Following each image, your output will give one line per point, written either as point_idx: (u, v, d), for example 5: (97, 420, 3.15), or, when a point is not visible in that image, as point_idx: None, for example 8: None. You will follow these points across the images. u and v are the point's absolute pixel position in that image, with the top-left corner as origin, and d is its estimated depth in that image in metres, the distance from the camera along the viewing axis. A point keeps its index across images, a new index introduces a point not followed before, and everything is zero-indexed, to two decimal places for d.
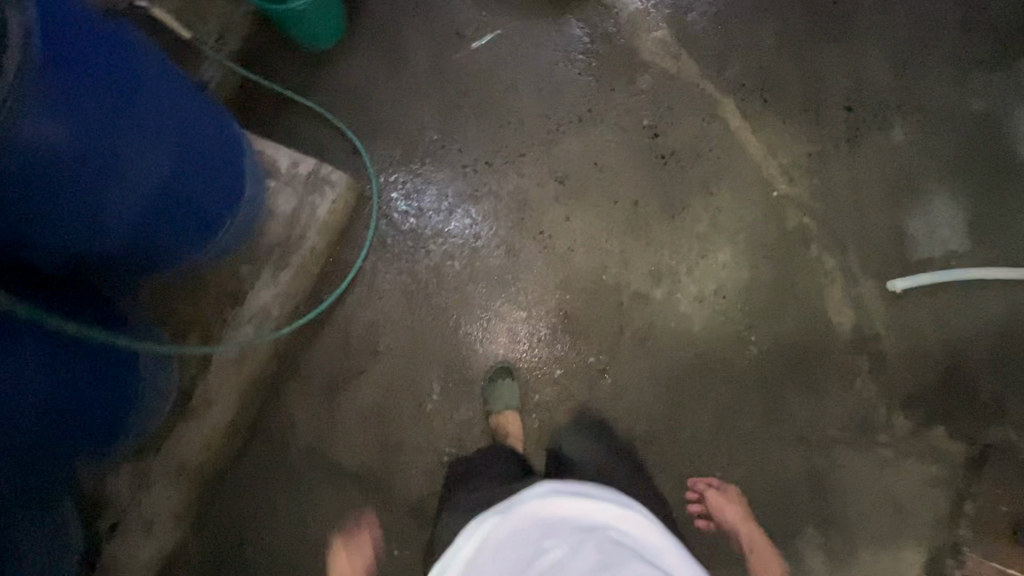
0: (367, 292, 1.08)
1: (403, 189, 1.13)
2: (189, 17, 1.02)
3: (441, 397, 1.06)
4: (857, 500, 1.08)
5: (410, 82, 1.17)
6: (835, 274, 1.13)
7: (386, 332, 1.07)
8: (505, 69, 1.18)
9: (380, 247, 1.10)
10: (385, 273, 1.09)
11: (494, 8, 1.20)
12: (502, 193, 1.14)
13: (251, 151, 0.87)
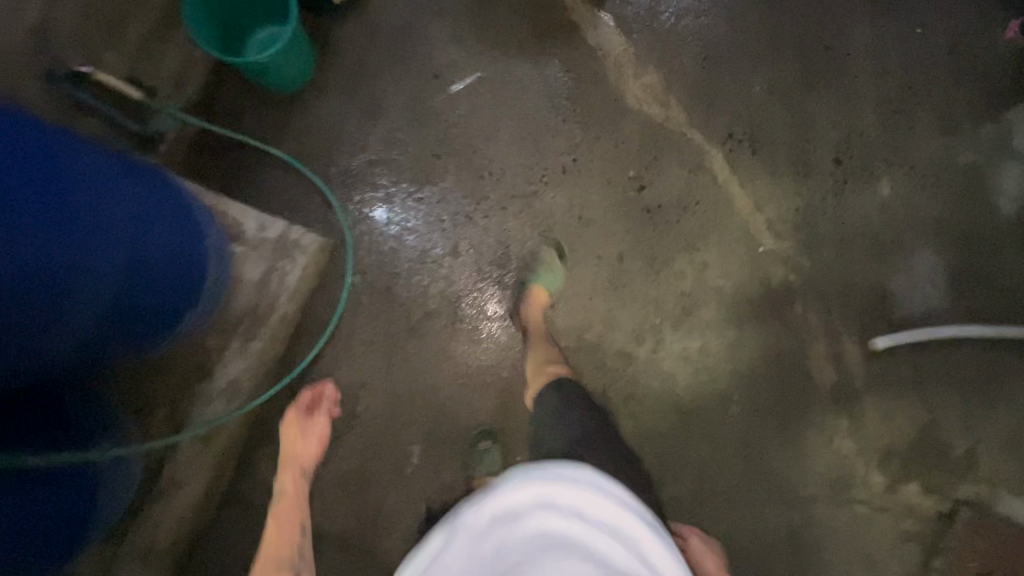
0: (347, 350, 1.09)
1: (381, 244, 1.12)
2: (140, 67, 0.94)
3: (424, 455, 1.09)
4: (831, 556, 1.10)
5: (387, 129, 1.13)
6: (817, 332, 1.13)
7: (369, 391, 1.09)
8: (487, 115, 1.14)
9: (359, 304, 1.10)
10: (365, 331, 1.10)
11: (475, 46, 1.14)
12: (483, 247, 1.13)
13: (209, 230, 0.89)
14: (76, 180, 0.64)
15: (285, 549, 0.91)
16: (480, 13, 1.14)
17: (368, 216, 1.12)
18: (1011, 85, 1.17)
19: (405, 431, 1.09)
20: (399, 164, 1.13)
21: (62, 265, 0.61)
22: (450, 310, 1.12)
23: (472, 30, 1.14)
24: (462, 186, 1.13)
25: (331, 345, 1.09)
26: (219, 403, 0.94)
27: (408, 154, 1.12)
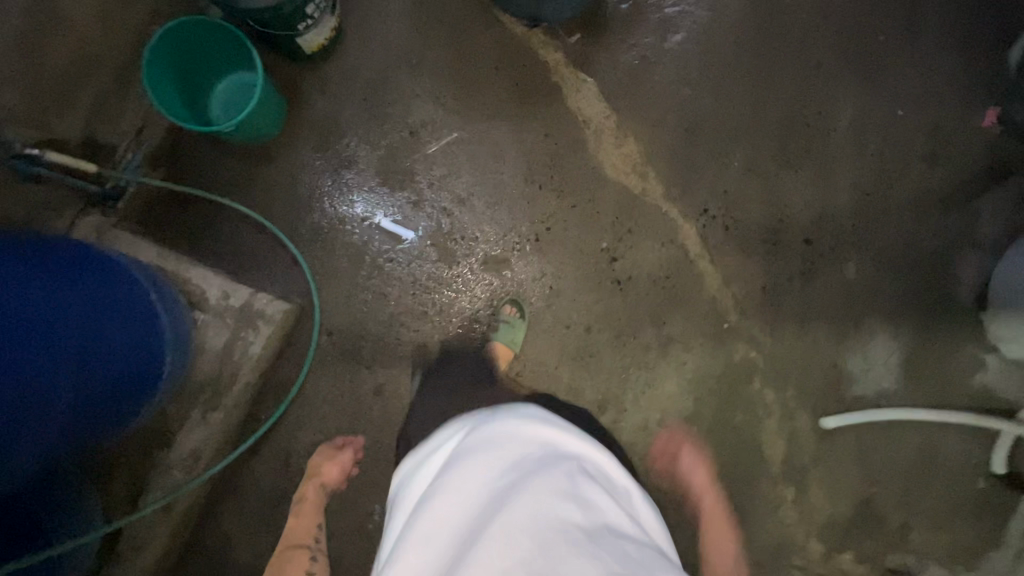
0: (310, 411, 1.09)
1: (349, 304, 1.10)
2: (99, 126, 0.91)
3: (382, 517, 1.09)
4: None
5: (359, 186, 1.11)
6: (772, 408, 1.17)
7: None
8: (463, 178, 1.13)
9: (325, 365, 1.10)
10: (329, 392, 1.10)
11: (454, 107, 1.12)
12: (451, 311, 1.13)
13: (166, 315, 0.88)
14: (23, 309, 0.65)
15: (304, 537, 1.00)
16: (459, 70, 1.11)
17: (337, 276, 1.10)
18: (984, 171, 1.18)
19: (363, 496, 1.08)
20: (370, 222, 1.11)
21: (13, 400, 0.62)
22: (416, 373, 1.11)
23: (450, 89, 1.12)
24: (435, 248, 1.13)
25: (295, 406, 1.09)
26: (179, 472, 0.95)
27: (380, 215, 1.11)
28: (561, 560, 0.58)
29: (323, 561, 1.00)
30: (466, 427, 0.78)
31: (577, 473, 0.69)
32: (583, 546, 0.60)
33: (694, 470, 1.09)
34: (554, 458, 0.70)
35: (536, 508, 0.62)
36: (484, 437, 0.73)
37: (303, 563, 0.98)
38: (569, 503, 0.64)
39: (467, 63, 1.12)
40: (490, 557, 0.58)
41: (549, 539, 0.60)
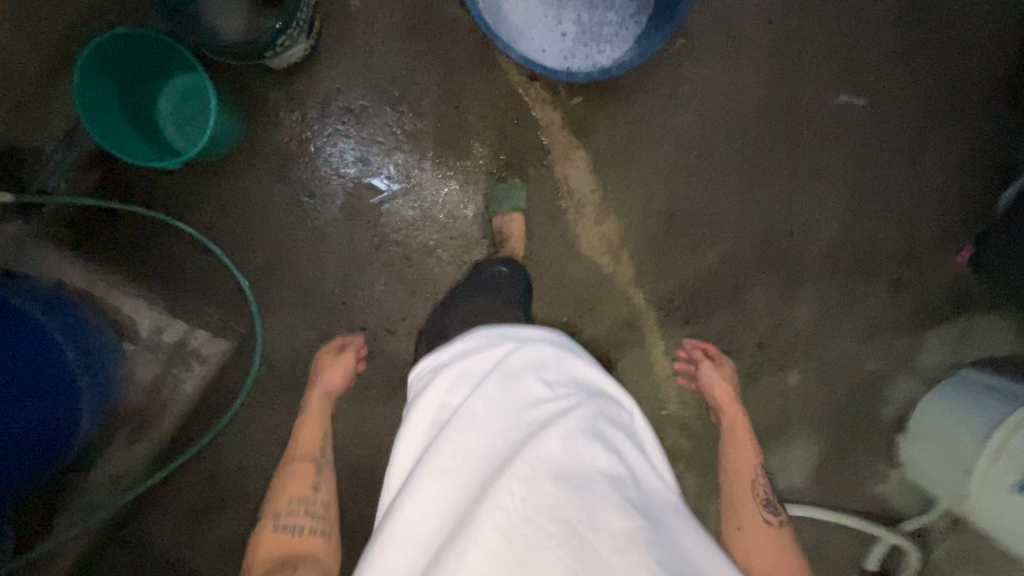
0: (231, 446, 1.02)
1: (290, 343, 1.02)
2: (25, 125, 0.83)
3: None
4: None
5: (319, 219, 1.02)
6: (698, 502, 1.18)
7: (244, 496, 1.02)
8: (432, 226, 1.04)
9: (254, 403, 1.02)
10: (254, 432, 1.02)
11: (435, 151, 1.03)
12: (396, 365, 1.04)
13: (101, 358, 0.86)
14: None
15: (310, 447, 0.84)
16: (447, 110, 1.02)
17: (279, 313, 1.02)
18: (941, 305, 1.20)
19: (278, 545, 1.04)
20: (324, 261, 1.02)
21: None
22: (349, 427, 1.04)
23: (434, 129, 1.02)
24: (390, 299, 1.04)
25: (218, 442, 1.03)
26: (92, 498, 0.92)
27: (335, 255, 1.02)
28: (589, 506, 0.55)
29: (333, 475, 0.83)
30: (488, 345, 0.70)
31: (607, 415, 0.65)
32: (611, 494, 0.57)
33: (714, 380, 1.03)
34: (585, 398, 0.66)
35: (566, 453, 0.58)
36: (510, 364, 0.67)
37: (307, 471, 0.81)
38: (600, 449, 0.61)
39: (457, 103, 1.02)
40: (517, 495, 0.54)
41: (578, 485, 0.56)
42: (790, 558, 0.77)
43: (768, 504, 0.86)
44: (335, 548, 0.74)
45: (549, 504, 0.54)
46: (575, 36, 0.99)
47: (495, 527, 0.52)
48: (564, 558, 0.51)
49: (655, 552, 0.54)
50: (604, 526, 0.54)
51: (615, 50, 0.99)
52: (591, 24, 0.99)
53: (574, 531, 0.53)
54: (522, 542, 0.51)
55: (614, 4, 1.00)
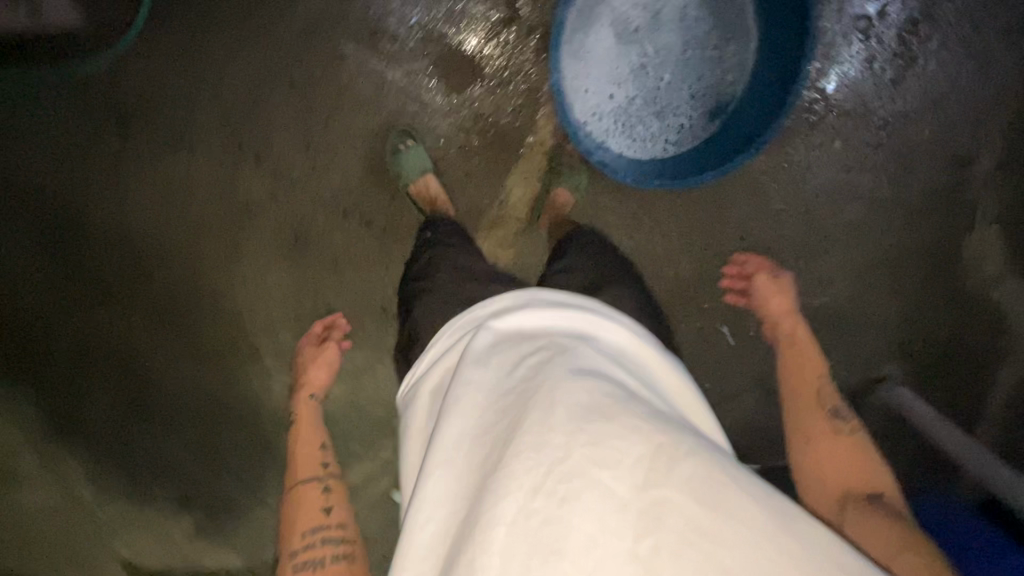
0: (42, 105, 1.01)
1: (162, 81, 0.99)
2: None
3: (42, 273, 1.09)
4: (196, 556, 1.28)
5: (279, 16, 0.97)
6: (369, 485, 1.22)
7: (23, 158, 1.03)
8: (366, 112, 1.00)
9: (89, 92, 1.01)
10: (73, 115, 1.02)
11: (427, 62, 0.99)
12: (235, 185, 1.03)
13: None
14: None
15: (310, 470, 0.94)
16: (469, 45, 0.98)
17: (167, 53, 0.99)
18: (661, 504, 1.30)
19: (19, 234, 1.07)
20: (258, 53, 0.98)
21: None
22: (157, 188, 1.04)
23: (446, 46, 0.98)
24: (285, 136, 1.01)
25: (32, 94, 1.01)
26: None
27: (272, 58, 0.98)
28: (599, 448, 0.47)
29: (337, 492, 0.92)
30: (457, 344, 0.65)
31: (596, 352, 0.58)
32: (628, 424, 0.49)
33: (771, 294, 1.07)
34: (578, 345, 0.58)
35: (572, 402, 0.50)
36: (485, 347, 0.60)
37: (314, 494, 0.90)
38: (602, 391, 0.52)
39: (483, 47, 0.98)
40: (518, 469, 0.47)
41: (583, 427, 0.48)
42: (858, 463, 0.83)
43: (836, 412, 0.91)
44: (358, 562, 0.84)
45: (557, 461, 0.46)
46: (610, 110, 0.95)
47: (503, 514, 0.45)
48: (589, 520, 0.44)
49: (688, 474, 0.45)
50: (620, 461, 0.46)
51: (630, 150, 0.96)
52: (641, 109, 0.95)
53: (590, 482, 0.45)
54: (537, 521, 0.44)
55: (672, 112, 0.96)
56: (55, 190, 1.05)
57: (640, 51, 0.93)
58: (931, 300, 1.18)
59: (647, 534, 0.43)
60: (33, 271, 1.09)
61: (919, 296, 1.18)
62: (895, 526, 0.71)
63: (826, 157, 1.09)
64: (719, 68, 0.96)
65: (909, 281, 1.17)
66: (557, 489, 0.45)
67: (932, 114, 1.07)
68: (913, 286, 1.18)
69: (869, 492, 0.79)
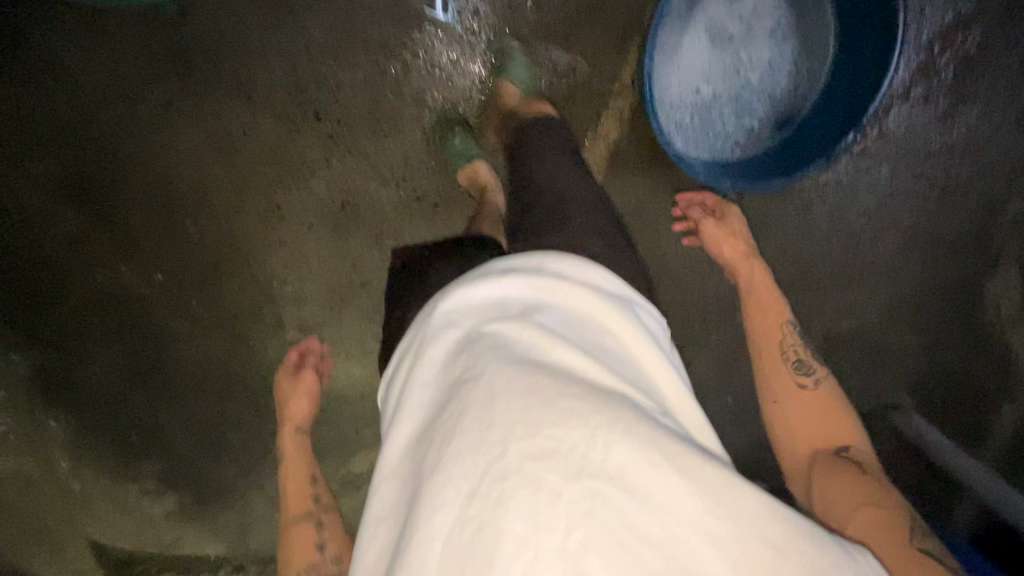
0: (94, 33, 0.95)
1: (229, 25, 0.95)
2: None
3: (60, 215, 1.01)
4: (180, 534, 1.20)
5: None
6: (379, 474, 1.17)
7: (61, 86, 0.97)
8: (436, 85, 1.00)
9: (147, 26, 0.95)
10: (127, 48, 0.96)
11: (505, 44, 0.99)
12: (290, 143, 1.00)
13: None
14: None
15: (300, 509, 0.89)
16: (549, 30, 0.98)
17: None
18: None
19: (41, 167, 0.99)
20: (332, 8, 0.95)
21: None
22: (205, 136, 0.99)
23: (526, 30, 0.98)
24: (349, 99, 0.98)
25: (85, 21, 0.95)
26: None
27: (349, 18, 0.95)
28: (533, 438, 0.41)
29: (332, 523, 0.88)
30: (417, 333, 0.60)
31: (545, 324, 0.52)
32: (563, 403, 0.42)
33: (719, 238, 0.95)
34: (519, 318, 0.52)
35: (505, 387, 0.44)
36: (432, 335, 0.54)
37: (307, 533, 0.85)
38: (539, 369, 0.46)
39: (562, 34, 0.98)
40: (454, 474, 0.41)
41: (518, 416, 0.42)
42: (829, 415, 0.76)
43: (801, 364, 0.82)
44: None
45: (490, 459, 0.40)
46: (689, 104, 0.97)
47: (438, 530, 0.40)
48: (522, 520, 0.38)
49: (624, 460, 0.40)
50: (556, 450, 0.40)
51: (703, 148, 0.98)
52: (714, 109, 0.98)
53: (525, 478, 0.39)
54: (471, 529, 0.38)
55: (741, 116, 0.99)
56: (94, 125, 0.99)
57: (726, 53, 0.95)
58: (954, 334, 1.21)
59: (579, 528, 0.37)
60: (48, 210, 1.01)
61: (943, 329, 1.20)
62: (861, 478, 0.66)
63: (871, 182, 1.13)
64: (795, 80, 0.99)
65: (938, 313, 1.20)
66: (492, 492, 0.39)
67: (973, 151, 1.11)
68: (939, 319, 1.20)
69: (835, 447, 0.73)
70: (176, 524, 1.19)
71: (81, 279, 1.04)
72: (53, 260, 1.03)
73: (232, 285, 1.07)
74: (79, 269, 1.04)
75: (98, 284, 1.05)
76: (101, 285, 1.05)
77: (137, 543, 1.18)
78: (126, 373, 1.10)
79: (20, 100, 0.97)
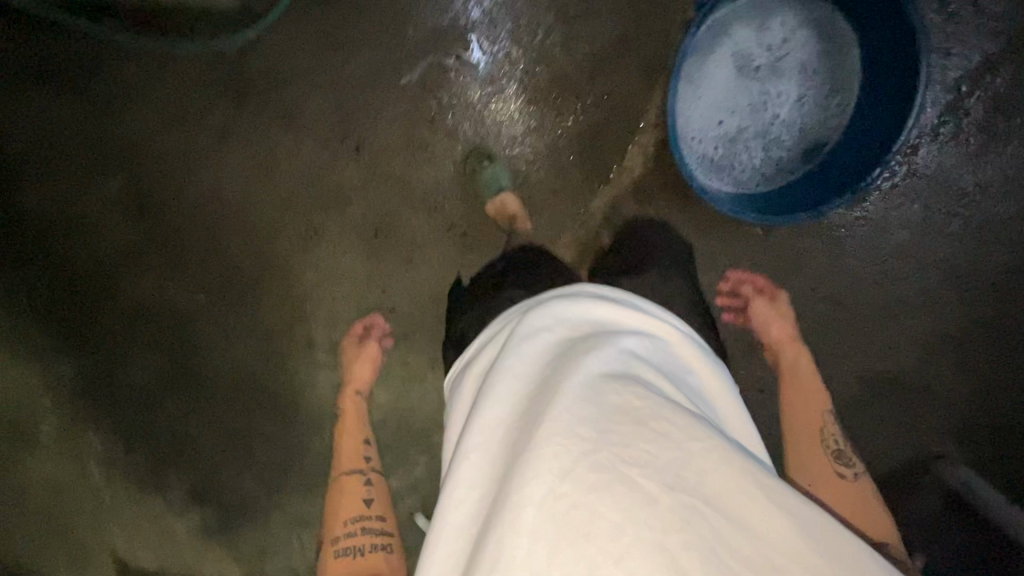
0: (161, 71, 1.06)
1: (279, 65, 1.04)
2: None
3: (119, 233, 1.10)
4: (200, 554, 1.20)
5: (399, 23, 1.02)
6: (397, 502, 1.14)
7: (131, 118, 1.07)
8: (469, 123, 1.06)
9: (208, 67, 1.05)
10: (189, 86, 1.06)
11: (533, 85, 1.04)
12: (330, 173, 1.06)
13: None
14: None
15: (353, 463, 0.99)
16: (577, 73, 1.04)
17: (288, 44, 1.04)
18: None
19: (104, 189, 1.09)
20: (373, 52, 1.03)
21: None
22: (252, 164, 1.07)
23: (553, 71, 1.04)
24: (386, 132, 1.05)
25: (154, 63, 1.06)
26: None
27: (388, 60, 1.03)
28: (630, 449, 0.51)
29: (378, 484, 0.98)
30: (508, 329, 0.71)
31: (634, 353, 0.63)
32: (655, 425, 0.53)
33: (770, 318, 1.05)
34: (611, 342, 0.62)
35: (609, 401, 0.54)
36: (529, 336, 0.65)
37: (356, 486, 0.96)
38: (636, 390, 0.56)
39: (588, 75, 1.04)
40: (550, 456, 0.51)
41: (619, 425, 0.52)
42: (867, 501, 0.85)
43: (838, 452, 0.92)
44: (396, 554, 0.90)
45: (591, 454, 0.50)
46: (715, 138, 0.99)
47: (534, 499, 0.49)
48: (617, 508, 0.48)
49: (713, 483, 0.50)
50: (649, 460, 0.50)
51: (728, 180, 1.00)
52: (738, 144, 1.00)
53: (622, 478, 0.49)
54: (569, 504, 0.48)
55: (769, 148, 1.00)
56: (156, 153, 1.08)
57: (751, 86, 0.98)
58: (1000, 376, 1.15)
59: (674, 530, 0.46)
60: (108, 229, 1.09)
61: (987, 372, 1.15)
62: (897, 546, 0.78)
63: (904, 219, 1.11)
64: (823, 116, 1.00)
65: (980, 354, 1.15)
66: (589, 477, 0.49)
67: (1008, 187, 1.09)
68: (983, 361, 1.15)
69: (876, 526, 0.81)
70: (196, 543, 1.20)
71: (131, 293, 1.12)
72: (110, 274, 1.11)
73: (270, 306, 1.12)
74: (128, 284, 1.11)
75: (145, 299, 1.12)
76: (148, 299, 1.12)
77: (159, 559, 1.19)
78: (164, 385, 1.15)
79: (94, 130, 1.07)
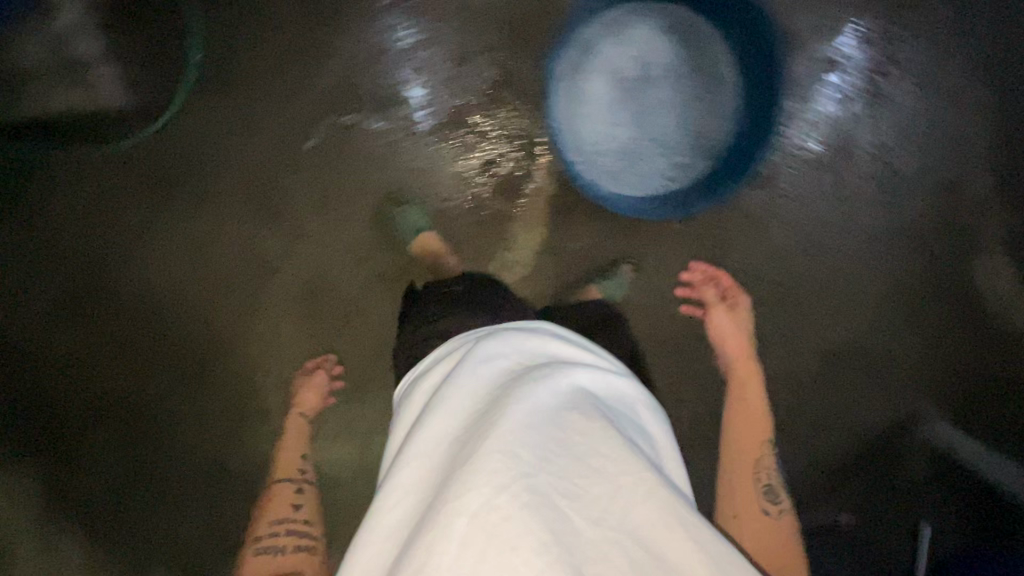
0: (85, 176, 1.10)
1: (195, 151, 1.09)
2: None
3: (65, 335, 1.12)
4: None
5: (299, 93, 1.08)
6: None
7: (62, 223, 1.11)
8: (382, 174, 1.09)
9: (128, 164, 1.10)
10: (113, 185, 1.11)
11: (437, 129, 1.09)
12: (258, 244, 1.10)
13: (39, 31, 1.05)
14: None
15: (288, 472, 1.00)
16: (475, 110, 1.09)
17: (198, 131, 1.09)
18: None
19: (46, 295, 1.12)
20: (280, 124, 1.08)
21: None
22: (185, 248, 1.11)
23: (453, 113, 1.09)
24: (305, 196, 1.09)
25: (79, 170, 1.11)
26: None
27: (295, 129, 1.08)
28: (570, 480, 0.51)
29: (310, 492, 0.99)
30: (463, 347, 0.70)
31: (585, 385, 0.63)
32: (596, 459, 0.53)
33: (727, 327, 1.06)
34: (564, 371, 0.62)
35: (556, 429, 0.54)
36: (484, 356, 0.64)
37: (288, 492, 0.97)
38: (582, 420, 0.56)
39: (486, 110, 1.09)
40: (489, 469, 0.49)
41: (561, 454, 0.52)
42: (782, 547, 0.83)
43: (768, 488, 0.90)
44: (320, 556, 0.90)
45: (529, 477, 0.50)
46: (613, 151, 1.03)
47: (467, 509, 0.48)
48: (544, 527, 0.47)
49: (643, 520, 0.51)
50: (584, 494, 0.51)
51: (635, 188, 1.03)
52: (636, 155, 1.03)
53: (556, 506, 0.49)
54: (500, 518, 0.47)
55: (670, 156, 1.03)
56: (91, 253, 1.11)
57: (635, 99, 1.03)
58: (953, 325, 1.14)
59: (596, 563, 0.48)
60: (54, 332, 1.11)
61: (939, 324, 1.14)
62: None
63: (821, 189, 1.14)
64: (712, 117, 1.03)
65: (928, 306, 1.14)
66: (523, 494, 0.49)
67: (910, 141, 1.12)
68: (932, 313, 1.14)
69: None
70: None
71: (82, 392, 1.11)
72: (59, 376, 1.11)
73: (222, 382, 1.12)
74: (79, 384, 1.11)
75: (97, 396, 1.12)
76: (99, 396, 1.11)
77: None
78: (121, 483, 1.10)
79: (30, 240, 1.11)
